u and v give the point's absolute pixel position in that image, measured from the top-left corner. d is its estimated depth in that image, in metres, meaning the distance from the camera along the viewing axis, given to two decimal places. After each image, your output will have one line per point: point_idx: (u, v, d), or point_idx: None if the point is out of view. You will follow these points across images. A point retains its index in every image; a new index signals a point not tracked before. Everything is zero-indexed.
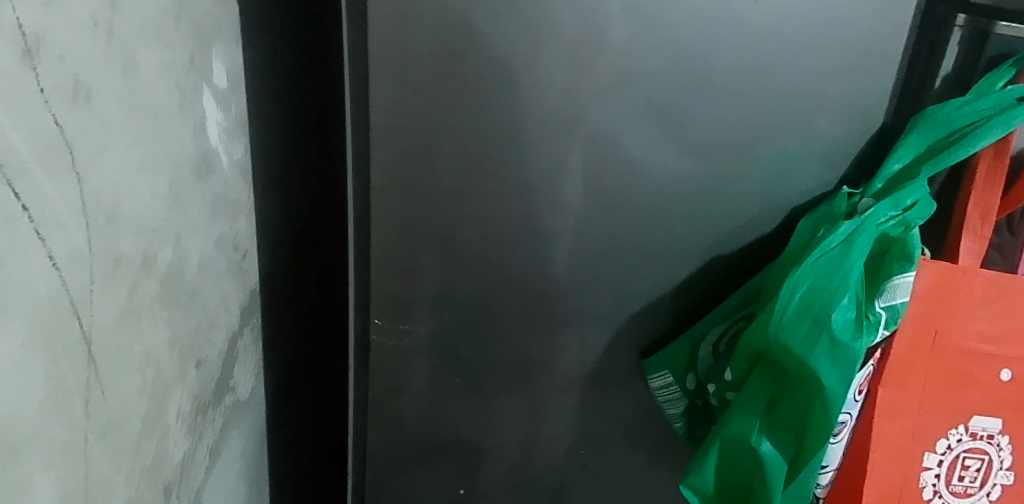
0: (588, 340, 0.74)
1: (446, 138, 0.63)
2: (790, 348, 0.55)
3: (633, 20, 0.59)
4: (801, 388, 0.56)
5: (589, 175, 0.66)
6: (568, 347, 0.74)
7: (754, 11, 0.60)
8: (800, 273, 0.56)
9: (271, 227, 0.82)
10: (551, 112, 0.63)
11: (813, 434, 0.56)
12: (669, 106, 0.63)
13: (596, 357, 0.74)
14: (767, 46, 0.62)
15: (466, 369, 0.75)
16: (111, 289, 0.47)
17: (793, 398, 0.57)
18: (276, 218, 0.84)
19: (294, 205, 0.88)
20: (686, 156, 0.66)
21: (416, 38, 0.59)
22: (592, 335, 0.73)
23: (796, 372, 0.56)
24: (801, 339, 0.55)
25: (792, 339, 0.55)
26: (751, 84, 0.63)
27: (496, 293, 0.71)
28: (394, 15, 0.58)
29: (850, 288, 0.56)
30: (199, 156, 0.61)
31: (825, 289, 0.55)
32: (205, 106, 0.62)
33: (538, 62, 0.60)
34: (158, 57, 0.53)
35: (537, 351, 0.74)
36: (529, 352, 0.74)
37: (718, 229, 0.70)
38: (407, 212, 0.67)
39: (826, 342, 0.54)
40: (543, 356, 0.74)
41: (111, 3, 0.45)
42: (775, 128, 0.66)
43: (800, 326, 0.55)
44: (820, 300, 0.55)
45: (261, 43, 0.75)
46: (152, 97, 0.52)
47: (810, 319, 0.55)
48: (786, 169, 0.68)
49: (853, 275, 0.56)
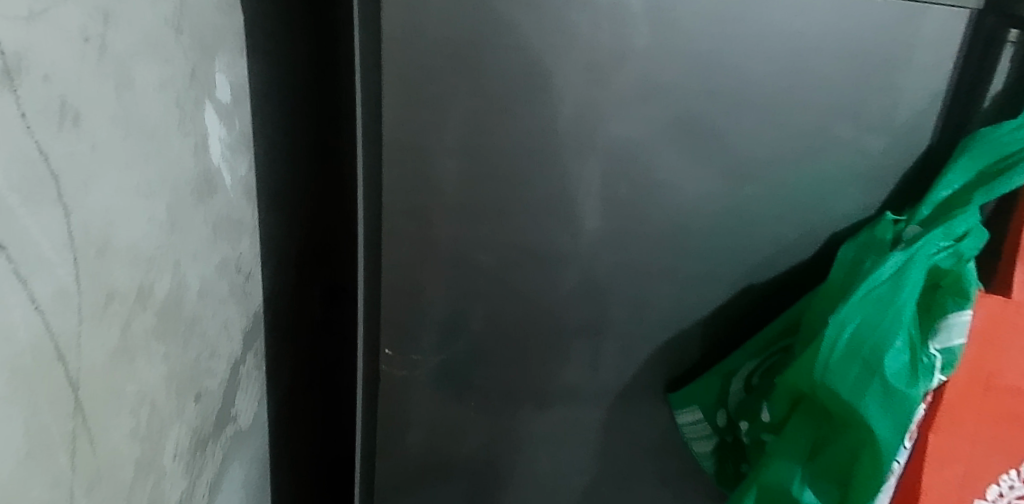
0: (610, 371, 0.69)
1: (462, 156, 0.59)
2: (838, 393, 0.51)
3: (666, 35, 0.55)
4: (849, 435, 0.52)
5: (615, 198, 0.62)
6: (589, 379, 0.70)
7: (795, 24, 0.56)
8: (847, 310, 0.52)
9: (276, 245, 0.79)
10: (577, 132, 0.59)
11: (861, 485, 0.52)
12: (702, 126, 0.59)
13: (619, 390, 0.70)
14: (809, 61, 0.58)
15: (480, 399, 0.71)
16: (103, 327, 0.43)
17: (840, 445, 0.53)
18: (281, 236, 0.80)
19: (300, 221, 0.84)
20: (718, 178, 0.62)
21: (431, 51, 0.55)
22: (614, 366, 0.69)
23: (844, 418, 0.52)
24: (850, 383, 0.51)
25: (840, 383, 0.51)
26: (791, 102, 0.59)
27: (514, 321, 0.67)
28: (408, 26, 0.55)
29: (903, 327, 0.51)
30: (199, 176, 0.57)
31: (876, 329, 0.51)
32: (206, 122, 0.58)
33: (562, 78, 0.56)
34: (156, 72, 0.49)
35: (556, 382, 0.70)
36: (548, 383, 0.70)
37: (751, 256, 0.65)
38: (421, 236, 0.63)
39: (878, 387, 0.50)
40: (563, 387, 0.70)
41: (104, 17, 0.41)
42: (815, 150, 0.62)
43: (850, 368, 0.51)
44: (871, 340, 0.51)
45: (267, 54, 0.72)
46: (150, 116, 0.48)
47: (859, 361, 0.51)
48: (824, 193, 0.64)
49: (907, 312, 0.52)
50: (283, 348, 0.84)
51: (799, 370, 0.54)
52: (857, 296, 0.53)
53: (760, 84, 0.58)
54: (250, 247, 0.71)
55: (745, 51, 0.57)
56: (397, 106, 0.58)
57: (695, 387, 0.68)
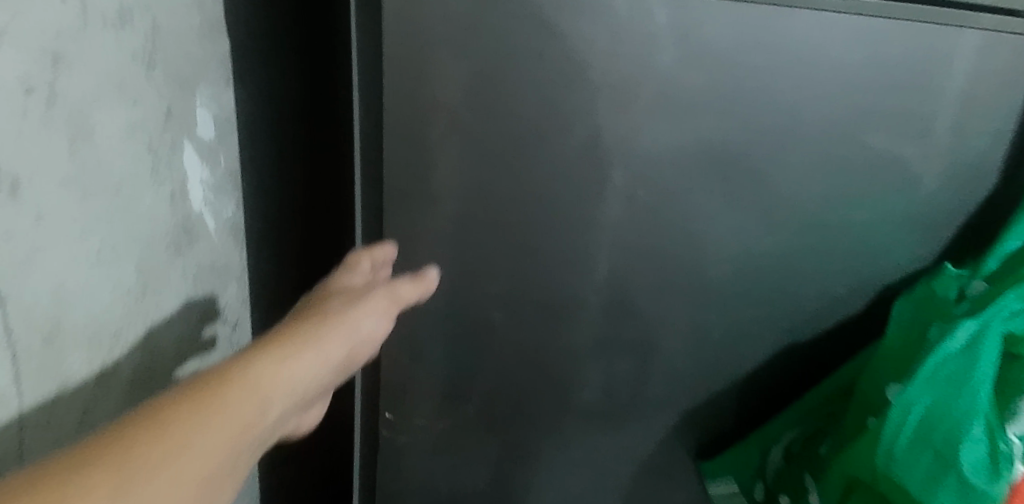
0: (633, 426, 0.64)
1: (468, 197, 0.54)
2: (907, 489, 0.46)
3: (709, 70, 0.49)
4: None
5: (642, 246, 0.56)
6: (610, 434, 0.65)
7: (852, 59, 0.50)
8: (913, 392, 0.47)
9: (270, 286, 0.73)
10: (604, 177, 0.53)
11: None
12: (746, 170, 0.53)
13: (640, 444, 0.65)
14: (866, 100, 0.51)
15: (486, 455, 0.66)
16: (51, 424, 0.37)
17: None
18: (276, 273, 0.74)
19: (300, 258, 0.78)
20: (750, 227, 0.56)
21: (441, 84, 0.50)
22: (637, 422, 0.64)
23: None
24: (921, 479, 0.46)
25: (908, 477, 0.46)
26: (844, 146, 0.53)
27: (527, 380, 0.62)
28: (415, 55, 0.49)
29: (982, 412, 0.45)
30: (177, 226, 0.51)
31: (948, 414, 0.46)
32: (186, 165, 0.52)
33: (590, 116, 0.51)
34: (122, 117, 0.42)
35: (574, 439, 0.65)
36: (563, 440, 0.65)
37: (794, 308, 0.59)
38: (426, 285, 0.58)
39: (953, 486, 0.44)
40: (580, 444, 0.65)
41: (54, 61, 0.35)
42: (872, 196, 0.55)
43: (918, 457, 0.46)
44: (943, 426, 0.46)
45: (266, 81, 0.65)
46: (114, 169, 0.41)
47: (931, 452, 0.46)
48: (876, 241, 0.58)
49: (984, 393, 0.45)
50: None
51: (854, 452, 0.50)
52: (925, 374, 0.47)
53: (801, 123, 0.52)
54: (237, 291, 0.65)
55: (790, 85, 0.50)
56: (399, 141, 0.53)
57: (729, 456, 0.63)
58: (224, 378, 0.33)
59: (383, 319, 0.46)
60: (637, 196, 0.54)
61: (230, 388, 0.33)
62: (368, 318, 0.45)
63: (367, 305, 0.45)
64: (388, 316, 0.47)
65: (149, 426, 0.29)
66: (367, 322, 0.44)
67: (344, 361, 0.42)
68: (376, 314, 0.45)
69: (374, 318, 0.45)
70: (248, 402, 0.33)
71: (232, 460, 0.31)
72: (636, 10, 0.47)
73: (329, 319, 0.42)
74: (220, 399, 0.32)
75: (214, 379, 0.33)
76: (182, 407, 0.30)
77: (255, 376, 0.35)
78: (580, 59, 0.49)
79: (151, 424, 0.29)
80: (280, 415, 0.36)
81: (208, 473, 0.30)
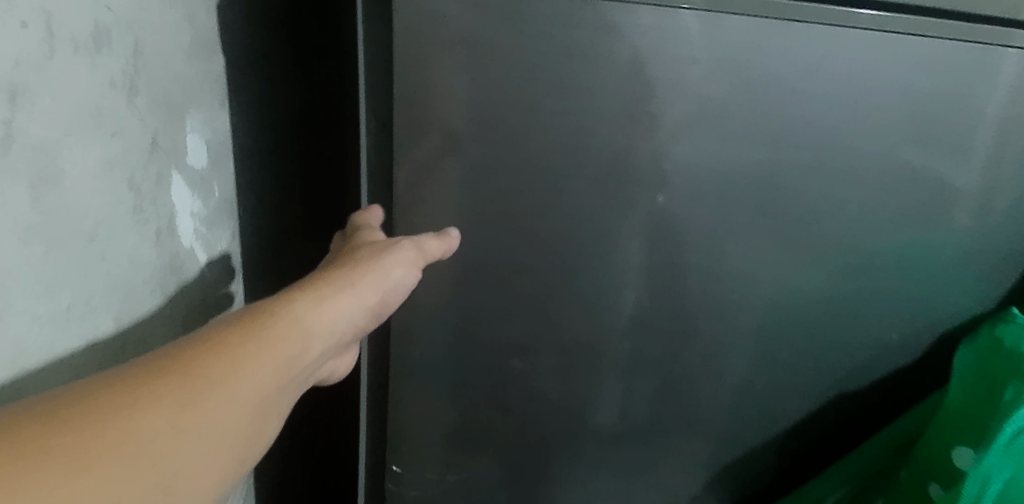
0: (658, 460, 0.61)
1: (481, 229, 0.51)
2: None
3: (749, 89, 0.46)
4: None
5: (672, 274, 0.53)
6: (635, 469, 0.61)
7: (902, 77, 0.47)
8: (990, 460, 0.47)
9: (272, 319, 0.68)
10: (639, 203, 0.50)
11: None
12: (787, 194, 0.50)
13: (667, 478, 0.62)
14: (916, 122, 0.48)
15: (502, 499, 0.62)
16: None
17: None
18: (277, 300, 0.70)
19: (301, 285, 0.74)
20: (779, 255, 0.53)
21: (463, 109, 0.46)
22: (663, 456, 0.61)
23: None
24: None
25: None
26: (893, 170, 0.50)
27: (548, 422, 0.58)
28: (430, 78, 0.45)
29: None
30: (165, 265, 0.46)
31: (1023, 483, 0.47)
32: (175, 197, 0.47)
33: (619, 139, 0.47)
34: (99, 153, 0.37)
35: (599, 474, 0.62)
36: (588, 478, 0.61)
37: (832, 340, 0.56)
38: (443, 323, 0.53)
39: None
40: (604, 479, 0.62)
41: (10, 98, 0.30)
42: (920, 223, 0.52)
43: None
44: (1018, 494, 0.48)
45: (262, 98, 0.60)
46: (89, 213, 0.36)
47: None
48: (922, 272, 0.54)
49: None
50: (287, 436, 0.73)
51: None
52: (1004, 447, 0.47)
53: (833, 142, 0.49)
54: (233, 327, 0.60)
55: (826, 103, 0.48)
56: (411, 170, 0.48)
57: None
58: (269, 314, 0.36)
59: (413, 273, 0.45)
60: (665, 227, 0.51)
61: (277, 325, 0.36)
62: (395, 273, 0.44)
63: (397, 256, 0.44)
64: (417, 269, 0.46)
65: (206, 355, 0.32)
66: (408, 267, 0.45)
67: (374, 306, 0.43)
68: (405, 267, 0.45)
69: (403, 271, 0.45)
70: (283, 342, 0.36)
71: (275, 388, 0.35)
72: (670, 24, 0.44)
73: (361, 265, 0.43)
74: (267, 333, 0.35)
75: (251, 320, 0.35)
76: (233, 340, 0.34)
77: (298, 315, 0.38)
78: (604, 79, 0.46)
79: (208, 353, 0.32)
80: (318, 352, 0.39)
81: (251, 401, 0.33)
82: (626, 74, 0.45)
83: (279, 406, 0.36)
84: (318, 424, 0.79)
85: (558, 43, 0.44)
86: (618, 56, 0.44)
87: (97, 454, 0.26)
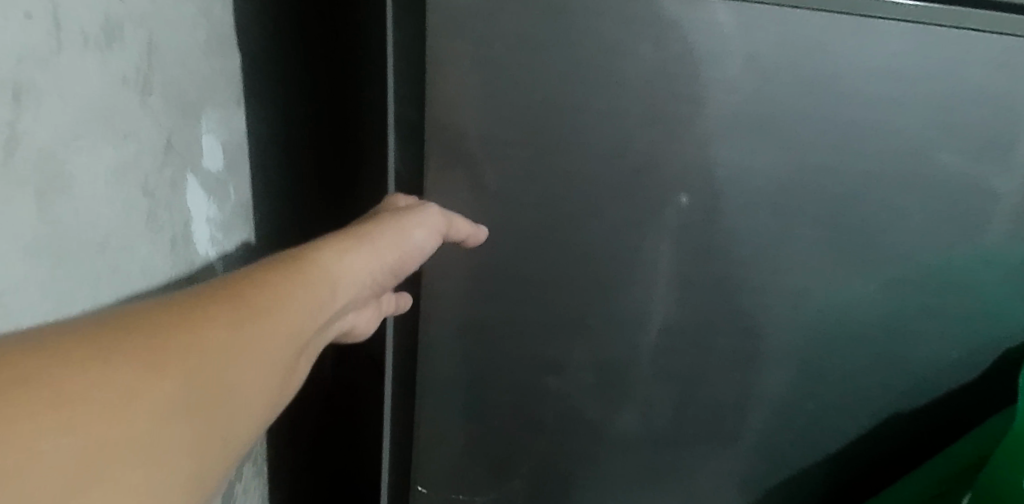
0: (694, 463, 0.59)
1: (511, 237, 0.49)
2: None
3: (811, 93, 0.42)
4: None
5: (719, 282, 0.50)
6: (668, 469, 0.60)
7: (985, 87, 0.42)
8: None
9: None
10: (684, 211, 0.47)
11: None
12: (849, 208, 0.46)
13: (700, 479, 0.60)
14: (999, 136, 0.43)
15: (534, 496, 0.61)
16: None
17: None
18: None
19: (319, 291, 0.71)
20: (836, 274, 0.49)
21: (498, 111, 0.44)
22: (700, 459, 0.59)
23: None
24: None
25: None
26: (966, 189, 0.45)
27: (582, 423, 0.57)
28: (463, 74, 0.43)
29: None
30: (184, 269, 0.44)
31: None
32: (191, 203, 0.44)
33: (668, 139, 0.44)
34: (112, 157, 0.34)
35: (630, 475, 0.60)
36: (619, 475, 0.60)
37: (885, 353, 0.53)
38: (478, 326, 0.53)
39: None
40: (636, 479, 0.61)
41: (10, 99, 0.26)
42: (993, 240, 0.47)
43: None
44: None
45: (281, 95, 0.57)
46: (101, 222, 0.34)
47: None
48: (990, 288, 0.50)
49: None
50: (298, 445, 0.71)
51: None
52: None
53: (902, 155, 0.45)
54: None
55: (905, 112, 0.43)
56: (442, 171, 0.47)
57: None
58: (299, 257, 0.33)
59: (436, 238, 0.43)
60: (712, 239, 0.48)
61: (311, 267, 0.33)
62: (420, 232, 0.41)
63: (421, 217, 0.42)
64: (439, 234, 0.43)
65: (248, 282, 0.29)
66: (432, 226, 0.42)
67: (399, 265, 0.40)
68: (429, 228, 0.42)
69: (426, 232, 0.42)
70: (313, 282, 0.33)
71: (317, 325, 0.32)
72: (733, 19, 0.40)
73: (384, 219, 0.40)
74: (298, 272, 0.32)
75: (280, 262, 0.32)
76: (270, 273, 0.31)
77: (330, 260, 0.35)
78: (653, 80, 0.42)
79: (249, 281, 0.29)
80: (347, 300, 0.35)
81: (293, 334, 0.29)
82: (678, 71, 0.42)
83: (314, 346, 0.33)
84: (332, 434, 0.77)
85: (605, 39, 0.41)
86: (670, 54, 0.41)
87: (170, 356, 0.23)
